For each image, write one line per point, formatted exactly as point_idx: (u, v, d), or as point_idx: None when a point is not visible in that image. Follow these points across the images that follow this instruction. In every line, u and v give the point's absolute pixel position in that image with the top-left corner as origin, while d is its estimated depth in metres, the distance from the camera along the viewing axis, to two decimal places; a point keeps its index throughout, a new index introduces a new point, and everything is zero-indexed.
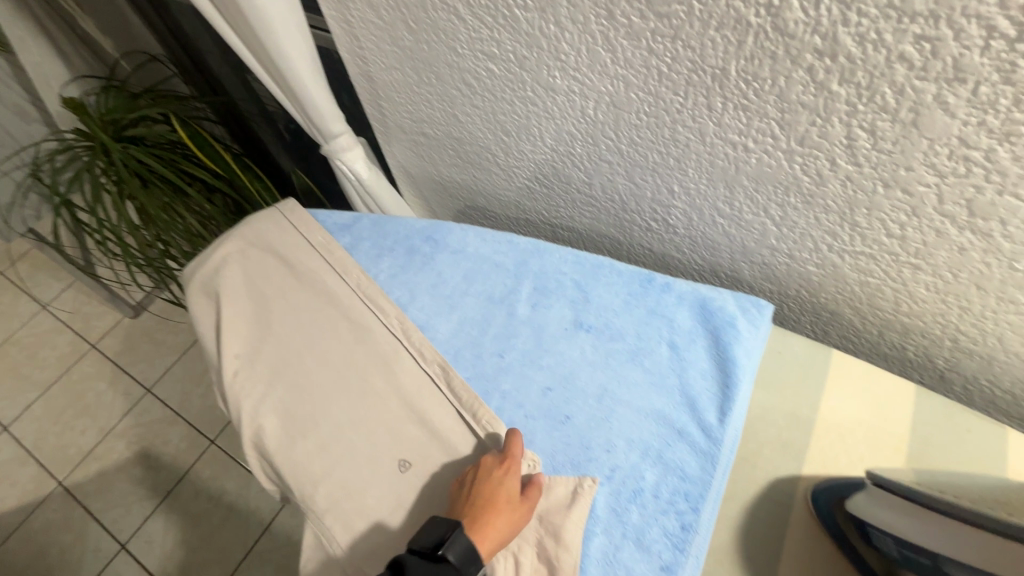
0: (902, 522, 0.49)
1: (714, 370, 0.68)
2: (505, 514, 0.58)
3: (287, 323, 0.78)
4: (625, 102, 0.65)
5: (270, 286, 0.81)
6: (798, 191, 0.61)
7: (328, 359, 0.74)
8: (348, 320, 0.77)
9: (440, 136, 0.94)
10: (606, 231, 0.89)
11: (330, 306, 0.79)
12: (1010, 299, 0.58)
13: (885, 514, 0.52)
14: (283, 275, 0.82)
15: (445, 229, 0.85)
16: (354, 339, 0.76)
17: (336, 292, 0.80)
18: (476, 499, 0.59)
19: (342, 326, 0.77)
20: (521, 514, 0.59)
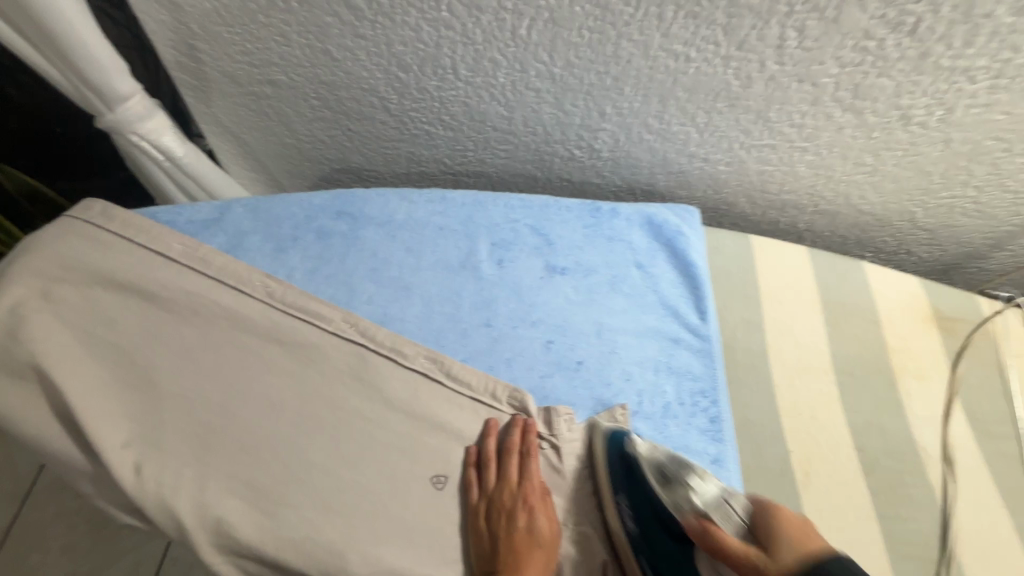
0: None
1: (680, 277, 0.73)
2: (539, 559, 0.51)
3: (187, 373, 0.54)
4: (568, 17, 0.60)
5: (130, 332, 0.55)
6: (726, 96, 0.67)
7: (277, 400, 0.55)
8: (280, 342, 0.58)
9: (300, 82, 0.73)
10: (523, 168, 0.84)
11: (244, 332, 0.57)
12: (862, 162, 0.75)
13: None
14: (144, 312, 0.56)
15: (359, 199, 0.69)
16: (300, 363, 0.58)
17: (245, 310, 0.58)
18: (506, 550, 0.51)
19: (275, 352, 0.58)
20: (554, 549, 0.53)
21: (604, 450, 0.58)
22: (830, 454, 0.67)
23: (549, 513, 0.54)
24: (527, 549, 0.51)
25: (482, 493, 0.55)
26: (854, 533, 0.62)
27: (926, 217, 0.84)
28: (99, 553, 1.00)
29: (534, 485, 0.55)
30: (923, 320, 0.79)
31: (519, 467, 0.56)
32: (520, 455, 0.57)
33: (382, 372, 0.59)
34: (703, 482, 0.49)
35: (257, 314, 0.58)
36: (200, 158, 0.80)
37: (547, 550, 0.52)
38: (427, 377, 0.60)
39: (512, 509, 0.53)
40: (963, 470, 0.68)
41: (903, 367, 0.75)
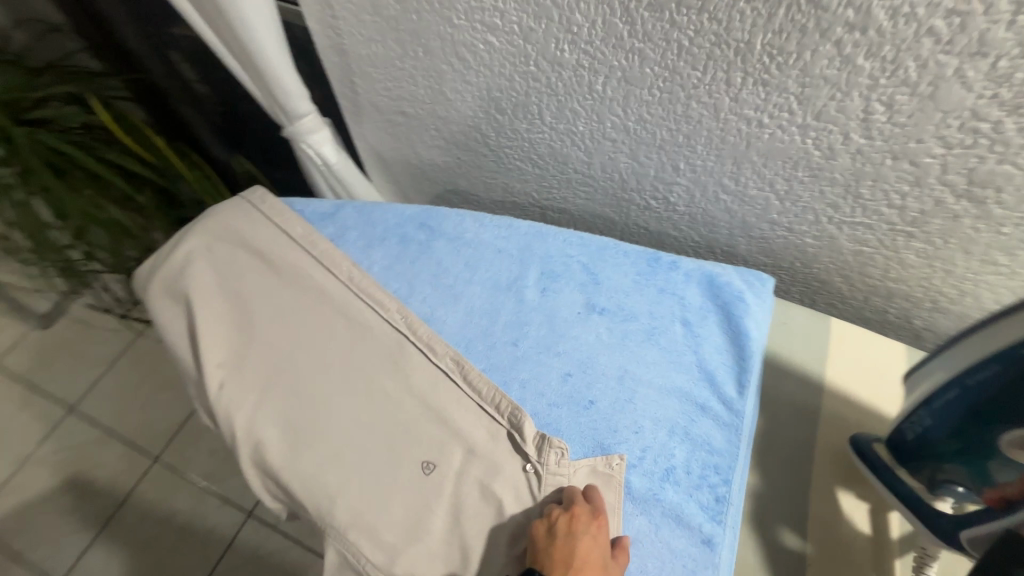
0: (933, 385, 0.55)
1: (727, 344, 0.69)
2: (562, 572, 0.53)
3: (274, 323, 0.70)
4: (639, 77, 0.63)
5: (248, 284, 0.73)
6: (807, 165, 0.63)
7: (328, 361, 0.68)
8: (344, 316, 0.71)
9: (423, 115, 0.88)
10: (602, 210, 0.88)
11: (322, 303, 0.72)
12: (991, 261, 0.63)
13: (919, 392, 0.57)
14: (263, 272, 0.74)
15: (439, 215, 0.80)
16: (354, 336, 0.70)
17: (326, 286, 0.73)
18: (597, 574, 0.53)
19: (338, 323, 0.71)
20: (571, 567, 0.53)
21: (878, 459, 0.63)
22: None
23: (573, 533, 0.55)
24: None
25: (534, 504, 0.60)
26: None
27: None
28: (229, 465, 1.52)
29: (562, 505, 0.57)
30: None
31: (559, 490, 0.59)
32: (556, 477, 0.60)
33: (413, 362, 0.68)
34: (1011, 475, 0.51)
35: (335, 291, 0.72)
36: (348, 165, 1.01)
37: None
38: (447, 375, 0.67)
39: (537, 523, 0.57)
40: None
41: None
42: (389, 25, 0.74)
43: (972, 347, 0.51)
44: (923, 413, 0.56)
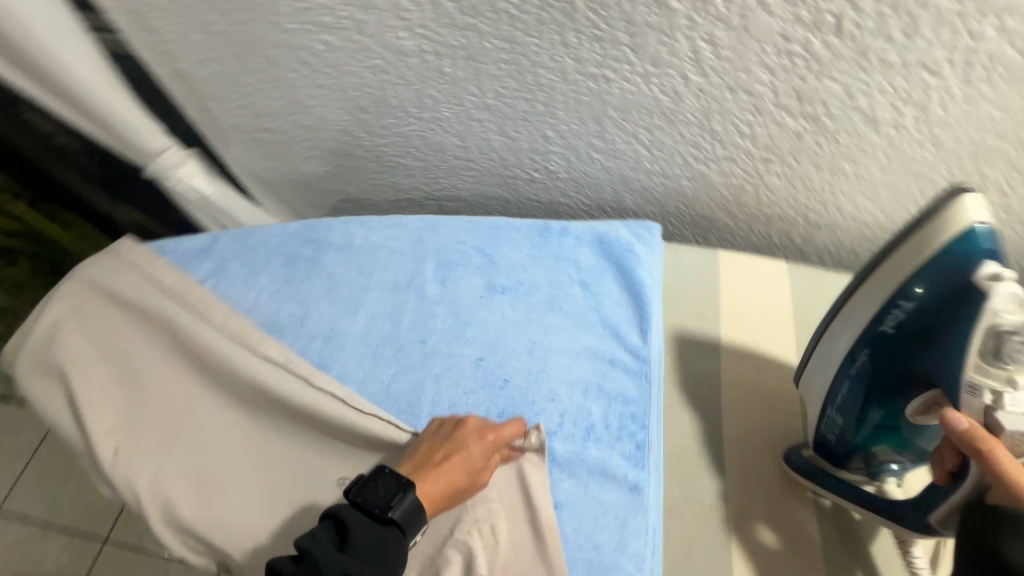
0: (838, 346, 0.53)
1: (626, 297, 0.71)
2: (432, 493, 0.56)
3: (162, 374, 0.66)
4: (482, 53, 0.63)
5: (126, 340, 0.68)
6: (660, 112, 0.65)
7: (228, 400, 0.65)
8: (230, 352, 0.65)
9: (289, 127, 0.84)
10: (492, 191, 0.88)
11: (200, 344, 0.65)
12: (840, 170, 0.67)
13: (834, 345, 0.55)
14: (138, 325, 0.68)
15: (325, 228, 0.78)
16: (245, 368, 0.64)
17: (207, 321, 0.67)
18: (468, 479, 0.57)
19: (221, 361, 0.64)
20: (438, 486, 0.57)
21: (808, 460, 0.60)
22: (773, 493, 0.61)
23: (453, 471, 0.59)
24: (455, 486, 0.56)
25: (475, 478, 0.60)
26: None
27: None
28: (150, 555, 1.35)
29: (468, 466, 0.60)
30: None
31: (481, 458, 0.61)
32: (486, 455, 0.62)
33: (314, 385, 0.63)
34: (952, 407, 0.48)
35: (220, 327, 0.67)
36: (227, 194, 0.95)
37: (454, 498, 0.56)
38: (351, 388, 0.63)
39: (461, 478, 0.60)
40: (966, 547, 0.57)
41: None
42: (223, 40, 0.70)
43: (881, 286, 0.49)
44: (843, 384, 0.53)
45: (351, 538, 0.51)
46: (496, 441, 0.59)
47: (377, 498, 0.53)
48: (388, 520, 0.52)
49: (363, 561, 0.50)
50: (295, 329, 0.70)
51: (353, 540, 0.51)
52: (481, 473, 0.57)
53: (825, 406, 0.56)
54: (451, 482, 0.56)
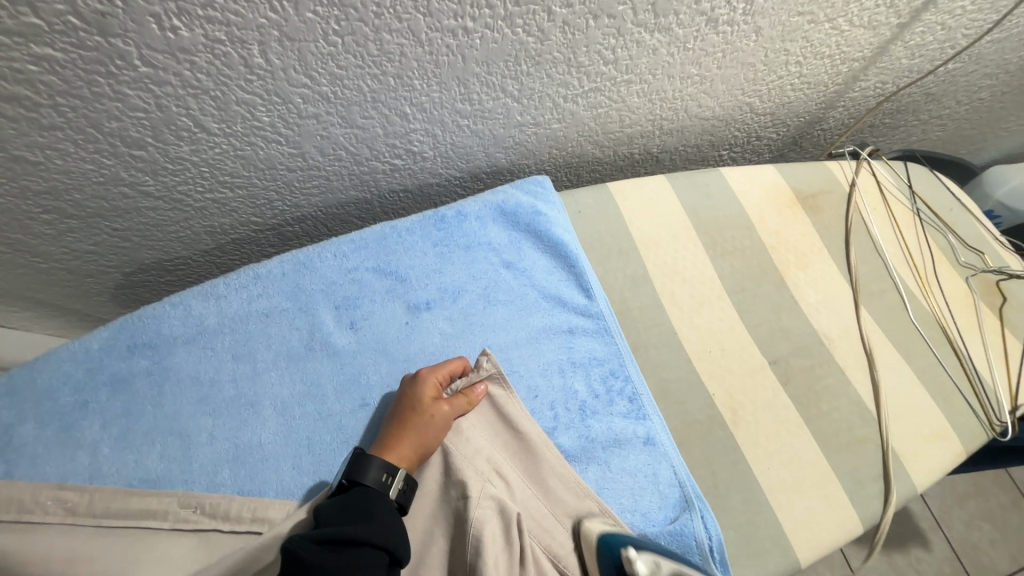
0: None
1: (552, 260, 0.67)
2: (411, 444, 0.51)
3: None
4: (304, 29, 0.47)
5: None
6: (526, 56, 0.59)
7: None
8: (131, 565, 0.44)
9: (7, 201, 0.55)
10: (347, 195, 0.72)
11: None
12: (688, 75, 0.71)
13: None
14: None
15: (149, 321, 0.55)
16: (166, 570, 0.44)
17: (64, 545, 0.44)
18: (420, 418, 0.52)
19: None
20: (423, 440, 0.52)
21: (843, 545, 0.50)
22: (747, 380, 0.66)
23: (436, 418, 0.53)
24: (411, 431, 0.51)
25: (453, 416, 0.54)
26: (806, 466, 0.61)
27: (763, 103, 0.83)
28: None
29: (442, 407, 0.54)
30: (789, 207, 0.80)
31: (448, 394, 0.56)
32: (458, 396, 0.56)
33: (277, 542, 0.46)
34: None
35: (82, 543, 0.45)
36: None
37: (420, 443, 0.51)
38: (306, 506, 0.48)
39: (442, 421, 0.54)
40: (875, 349, 0.71)
41: (786, 261, 0.75)
42: None
43: None
44: None
45: (322, 515, 0.44)
46: (438, 375, 0.55)
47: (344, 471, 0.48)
48: (357, 481, 0.47)
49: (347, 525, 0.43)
50: (181, 473, 0.49)
51: (327, 515, 0.44)
52: (433, 407, 0.53)
53: None
54: (405, 429, 0.51)
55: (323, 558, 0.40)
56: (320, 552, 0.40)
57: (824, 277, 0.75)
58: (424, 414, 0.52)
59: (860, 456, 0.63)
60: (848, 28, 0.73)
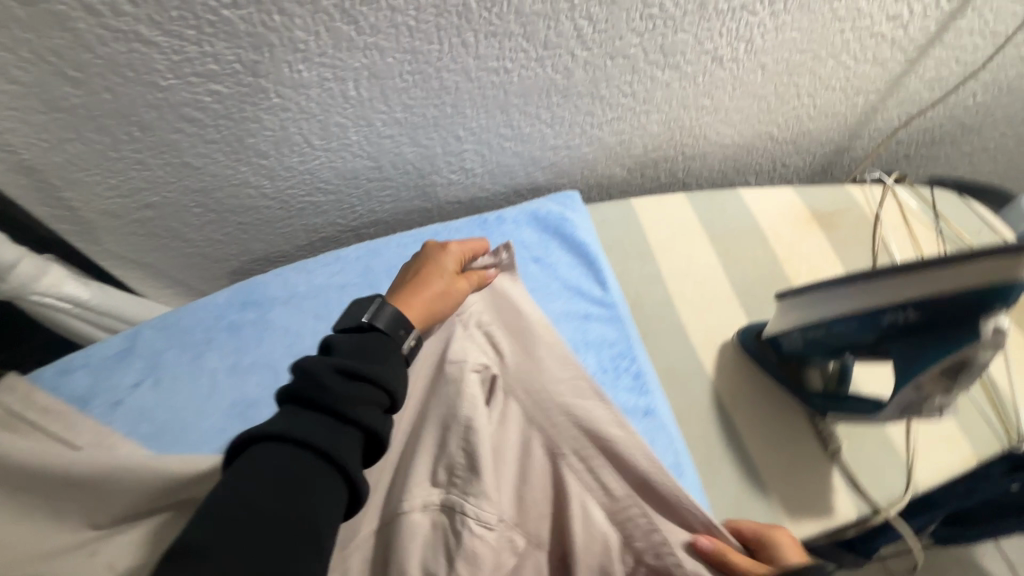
0: (819, 308, 0.60)
1: (575, 259, 0.78)
2: (436, 284, 0.65)
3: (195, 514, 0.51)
4: (386, 69, 0.65)
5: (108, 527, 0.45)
6: (556, 90, 0.73)
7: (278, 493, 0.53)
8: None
9: (173, 197, 0.77)
10: (413, 205, 0.89)
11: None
12: (702, 106, 0.82)
13: (823, 308, 0.60)
14: None
15: (258, 285, 0.72)
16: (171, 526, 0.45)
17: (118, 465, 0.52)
18: (437, 271, 0.66)
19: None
20: (441, 295, 0.65)
21: (814, 303, 0.61)
22: (751, 373, 0.72)
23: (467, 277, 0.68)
24: (430, 286, 0.65)
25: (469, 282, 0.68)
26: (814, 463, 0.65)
27: (782, 132, 0.92)
28: None
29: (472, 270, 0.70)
30: (806, 224, 0.86)
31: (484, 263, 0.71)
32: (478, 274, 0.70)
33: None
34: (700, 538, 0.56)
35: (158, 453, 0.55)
36: (106, 293, 0.85)
37: (421, 304, 0.63)
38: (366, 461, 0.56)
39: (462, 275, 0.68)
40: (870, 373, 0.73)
41: (797, 270, 0.82)
42: (76, 115, 0.62)
43: (859, 297, 0.56)
44: (846, 322, 0.57)
45: (334, 339, 0.52)
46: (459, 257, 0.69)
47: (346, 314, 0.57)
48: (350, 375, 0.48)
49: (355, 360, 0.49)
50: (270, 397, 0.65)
51: (338, 348, 0.51)
52: (451, 281, 0.66)
53: (870, 309, 0.55)
54: (422, 282, 0.65)
55: (337, 385, 0.46)
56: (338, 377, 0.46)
57: None
58: (442, 278, 0.66)
59: (863, 450, 0.67)
60: (854, 63, 0.81)
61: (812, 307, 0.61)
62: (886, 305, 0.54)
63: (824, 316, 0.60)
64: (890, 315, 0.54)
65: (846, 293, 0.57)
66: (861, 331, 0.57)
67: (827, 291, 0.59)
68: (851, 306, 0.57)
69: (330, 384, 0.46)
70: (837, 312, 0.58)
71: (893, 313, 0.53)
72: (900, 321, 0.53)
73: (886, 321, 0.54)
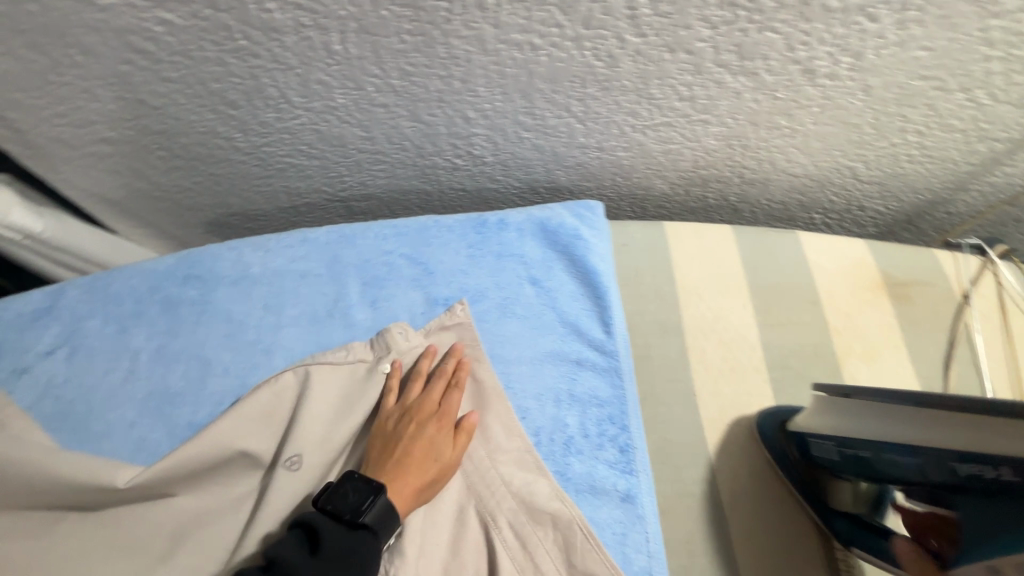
0: (873, 426, 0.49)
1: (581, 287, 0.65)
2: (416, 470, 0.52)
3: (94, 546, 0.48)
4: (379, 24, 0.51)
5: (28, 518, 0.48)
6: (594, 80, 0.58)
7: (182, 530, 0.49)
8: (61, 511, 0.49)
9: (132, 135, 0.66)
10: (410, 184, 0.76)
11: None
12: (775, 125, 0.65)
13: (875, 425, 0.49)
14: None
15: (207, 257, 0.62)
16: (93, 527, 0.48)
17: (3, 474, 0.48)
18: (429, 445, 0.53)
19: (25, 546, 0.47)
20: (427, 469, 0.52)
21: (869, 416, 0.49)
22: (763, 467, 0.59)
23: (437, 425, 0.55)
24: (420, 466, 0.52)
25: (435, 427, 0.54)
26: None
27: (869, 170, 0.74)
28: None
29: (437, 402, 0.56)
30: (872, 289, 0.70)
31: (444, 391, 0.58)
32: (444, 389, 0.58)
33: (170, 537, 0.49)
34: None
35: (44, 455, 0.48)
36: (63, 226, 0.77)
37: (415, 488, 0.51)
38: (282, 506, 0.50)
39: (424, 420, 0.55)
40: None
41: (849, 347, 0.67)
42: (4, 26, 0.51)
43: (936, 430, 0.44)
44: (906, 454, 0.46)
45: (317, 520, 0.47)
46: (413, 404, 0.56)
47: (334, 492, 0.48)
48: (324, 532, 0.46)
49: (334, 561, 0.44)
50: (193, 394, 0.56)
51: (324, 539, 0.45)
52: (444, 459, 0.53)
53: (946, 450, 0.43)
54: (409, 456, 0.52)
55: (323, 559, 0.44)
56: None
57: (891, 378, 0.65)
58: (412, 447, 0.53)
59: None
60: (989, 102, 0.62)
61: (863, 424, 0.50)
62: (970, 452, 0.42)
63: (873, 436, 0.48)
64: (972, 465, 0.42)
65: (919, 422, 0.46)
66: (925, 470, 0.45)
67: (891, 407, 0.48)
68: (921, 436, 0.45)
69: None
70: (899, 436, 0.46)
71: (976, 464, 0.41)
72: (985, 478, 0.41)
73: (962, 471, 0.42)
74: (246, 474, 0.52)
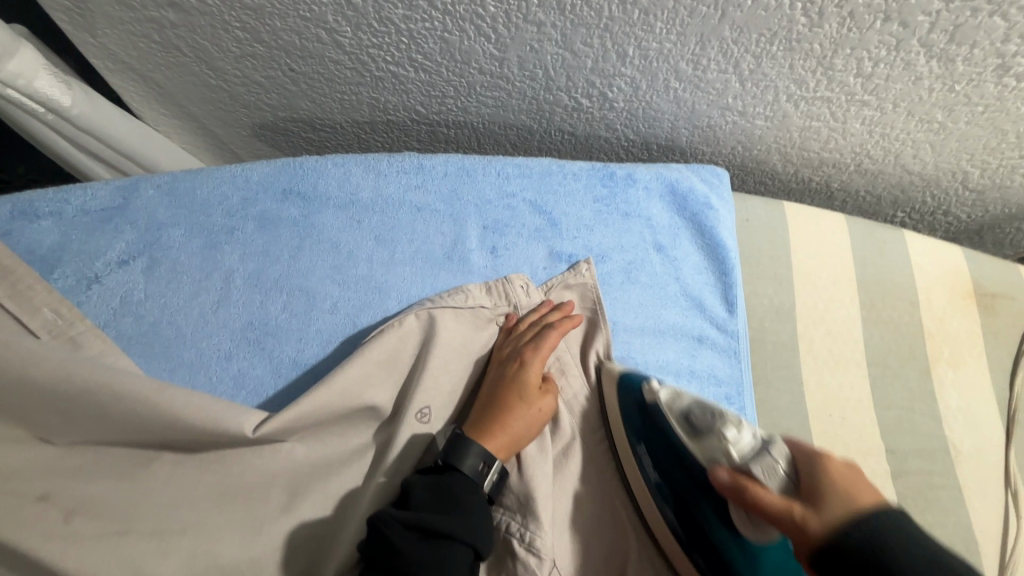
0: None
1: (705, 261, 0.62)
2: (502, 410, 0.47)
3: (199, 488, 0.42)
4: None
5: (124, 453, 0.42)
6: (785, 37, 0.53)
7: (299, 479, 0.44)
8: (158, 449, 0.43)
9: (213, 4, 0.56)
10: (517, 120, 0.67)
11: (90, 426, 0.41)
12: (928, 119, 0.62)
13: None
14: None
15: (310, 173, 0.54)
16: (193, 477, 0.42)
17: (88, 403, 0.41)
18: (515, 384, 0.49)
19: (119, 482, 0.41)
20: (514, 410, 0.47)
21: None
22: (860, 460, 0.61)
23: (524, 365, 0.50)
24: (505, 405, 0.47)
25: (521, 366, 0.50)
26: None
27: (981, 178, 0.71)
28: None
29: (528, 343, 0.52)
30: (963, 299, 0.70)
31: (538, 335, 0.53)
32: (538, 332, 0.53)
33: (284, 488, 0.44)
34: (738, 433, 0.40)
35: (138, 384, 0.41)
36: (95, 105, 0.64)
37: (503, 428, 0.46)
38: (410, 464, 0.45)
39: (512, 361, 0.50)
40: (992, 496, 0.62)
41: (940, 351, 0.68)
42: None
43: None
44: None
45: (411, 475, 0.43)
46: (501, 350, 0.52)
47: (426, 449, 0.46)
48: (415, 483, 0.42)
49: (439, 513, 0.40)
50: (295, 330, 0.49)
51: (417, 491, 0.41)
52: (535, 397, 0.49)
53: None
54: (500, 397, 0.48)
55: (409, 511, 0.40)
56: (414, 542, 0.38)
57: (975, 388, 0.67)
58: (497, 389, 0.49)
59: None
60: None
61: None
62: None
63: None
64: None
65: None
66: None
67: None
68: None
69: (401, 559, 0.37)
70: None
71: None
72: None
73: None
74: (363, 424, 0.47)
